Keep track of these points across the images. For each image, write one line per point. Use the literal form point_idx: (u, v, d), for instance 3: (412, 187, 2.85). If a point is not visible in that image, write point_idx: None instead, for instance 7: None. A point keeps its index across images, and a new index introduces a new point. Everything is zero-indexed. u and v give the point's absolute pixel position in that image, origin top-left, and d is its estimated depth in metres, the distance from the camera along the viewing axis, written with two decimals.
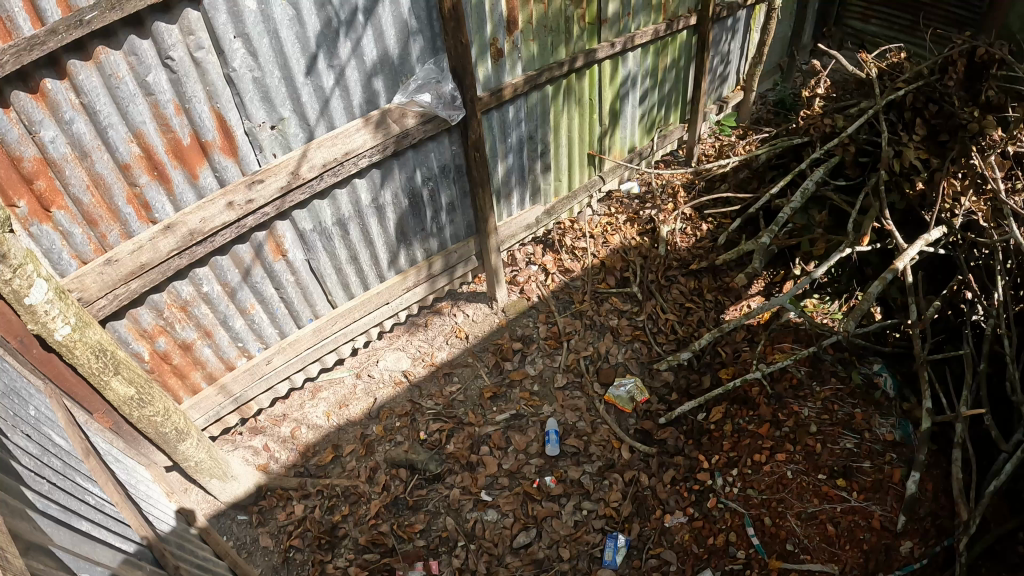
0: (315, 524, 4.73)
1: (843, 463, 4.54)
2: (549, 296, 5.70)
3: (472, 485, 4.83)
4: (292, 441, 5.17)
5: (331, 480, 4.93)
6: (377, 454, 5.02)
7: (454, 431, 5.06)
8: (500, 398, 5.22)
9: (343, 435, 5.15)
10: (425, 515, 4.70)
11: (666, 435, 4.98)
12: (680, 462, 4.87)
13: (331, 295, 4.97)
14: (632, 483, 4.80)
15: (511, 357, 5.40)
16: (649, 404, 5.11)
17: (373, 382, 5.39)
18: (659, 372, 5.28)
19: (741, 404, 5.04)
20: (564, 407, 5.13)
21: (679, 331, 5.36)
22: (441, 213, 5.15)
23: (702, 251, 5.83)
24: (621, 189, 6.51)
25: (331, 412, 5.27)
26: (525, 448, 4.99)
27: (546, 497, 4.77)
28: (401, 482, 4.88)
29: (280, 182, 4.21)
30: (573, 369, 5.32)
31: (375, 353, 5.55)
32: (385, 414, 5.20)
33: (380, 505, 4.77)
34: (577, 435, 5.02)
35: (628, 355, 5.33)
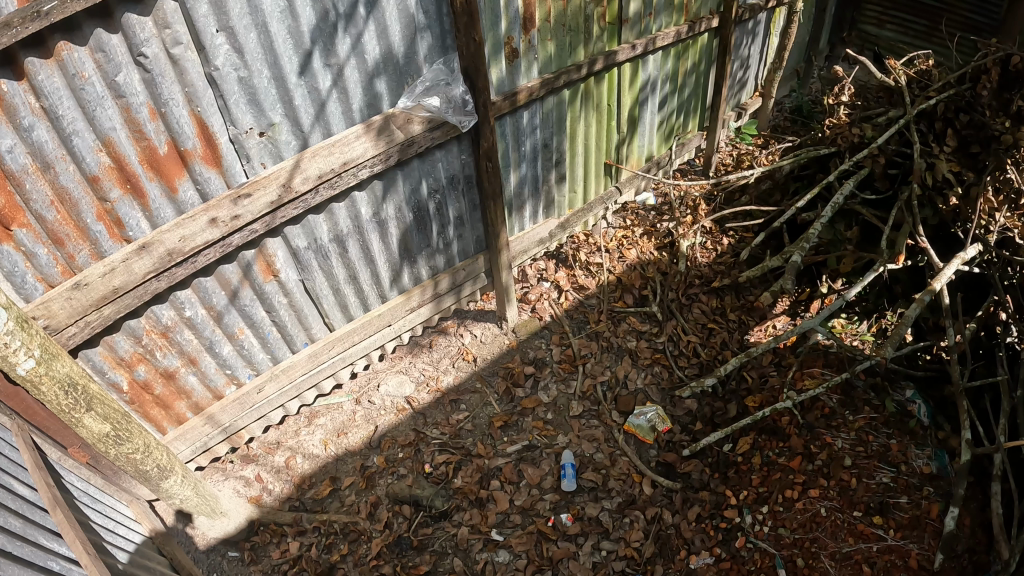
0: (311, 564, 4.36)
1: (880, 499, 4.18)
2: (562, 315, 5.34)
3: (480, 522, 4.47)
4: (287, 472, 4.77)
5: (328, 516, 4.54)
6: (378, 488, 4.64)
7: (461, 464, 4.70)
8: (512, 427, 4.85)
9: (341, 467, 4.76)
10: (431, 556, 4.33)
11: (691, 469, 4.64)
12: (706, 498, 4.51)
13: (327, 317, 4.56)
14: (655, 520, 4.44)
15: (522, 383, 5.03)
16: (672, 435, 4.75)
17: (374, 408, 4.99)
18: (681, 400, 4.89)
19: (771, 435, 4.68)
20: (583, 438, 4.77)
21: (703, 355, 4.95)
22: (449, 227, 4.73)
23: (724, 266, 5.45)
24: (637, 201, 6.14)
25: (329, 441, 4.87)
26: (539, 483, 4.63)
27: (562, 536, 4.40)
28: (405, 520, 4.50)
29: (271, 197, 3.85)
30: (590, 396, 4.95)
31: (375, 376, 5.15)
32: (386, 444, 4.81)
33: (382, 545, 4.39)
34: (595, 468, 4.66)
35: (648, 380, 4.95)
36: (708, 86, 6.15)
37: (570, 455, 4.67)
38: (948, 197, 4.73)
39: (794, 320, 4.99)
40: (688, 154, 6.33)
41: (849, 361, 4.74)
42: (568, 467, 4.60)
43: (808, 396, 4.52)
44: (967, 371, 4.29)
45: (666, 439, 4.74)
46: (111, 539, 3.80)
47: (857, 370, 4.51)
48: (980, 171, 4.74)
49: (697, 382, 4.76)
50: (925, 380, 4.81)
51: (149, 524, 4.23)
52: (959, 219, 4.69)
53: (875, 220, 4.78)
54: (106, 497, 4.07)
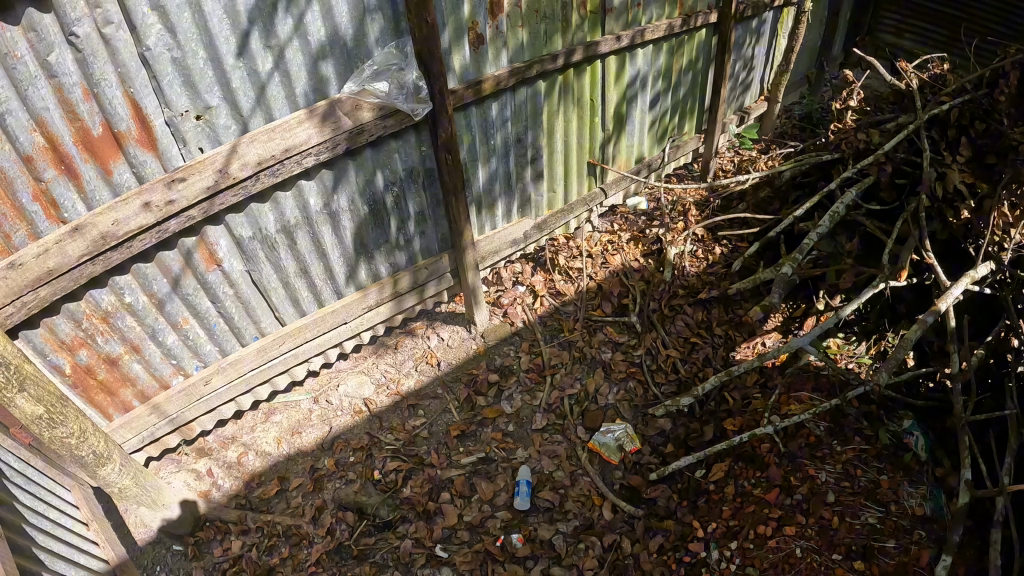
0: (251, 565, 4.13)
1: (863, 542, 3.74)
2: (536, 321, 5.14)
3: (426, 534, 4.19)
4: (237, 468, 4.58)
5: (273, 517, 4.31)
6: (325, 492, 4.42)
7: (412, 473, 4.46)
8: (469, 437, 4.62)
9: (292, 466, 4.56)
10: (370, 568, 4.07)
11: (659, 493, 4.26)
12: (671, 527, 4.11)
13: (277, 311, 4.46)
14: (613, 548, 4.06)
15: (487, 391, 4.82)
16: (634, 457, 4.40)
17: (331, 409, 4.83)
18: (656, 419, 4.56)
19: (747, 463, 4.29)
20: (543, 454, 4.49)
21: (682, 370, 4.66)
22: (409, 223, 4.68)
23: (714, 277, 5.15)
24: (627, 204, 5.98)
25: (282, 439, 4.69)
26: (491, 499, 4.33)
27: (510, 559, 4.08)
28: (348, 527, 4.26)
29: (207, 182, 3.64)
30: (555, 409, 4.69)
31: (336, 375, 5.00)
32: (339, 447, 4.61)
33: (322, 551, 4.15)
34: (553, 487, 4.35)
35: (620, 396, 4.67)
36: (706, 85, 6.02)
37: (526, 471, 4.37)
38: (960, 210, 4.35)
39: (786, 338, 4.74)
40: (684, 158, 6.23)
41: (840, 386, 4.40)
42: (521, 484, 4.29)
43: (791, 423, 4.11)
44: (972, 402, 3.96)
45: (631, 460, 4.40)
46: (42, 523, 3.58)
47: (849, 397, 4.05)
48: (995, 183, 4.27)
49: (671, 398, 4.52)
50: (925, 411, 4.42)
51: (88, 511, 4.00)
52: (971, 235, 4.27)
53: (876, 233, 4.43)
54: (47, 479, 3.87)
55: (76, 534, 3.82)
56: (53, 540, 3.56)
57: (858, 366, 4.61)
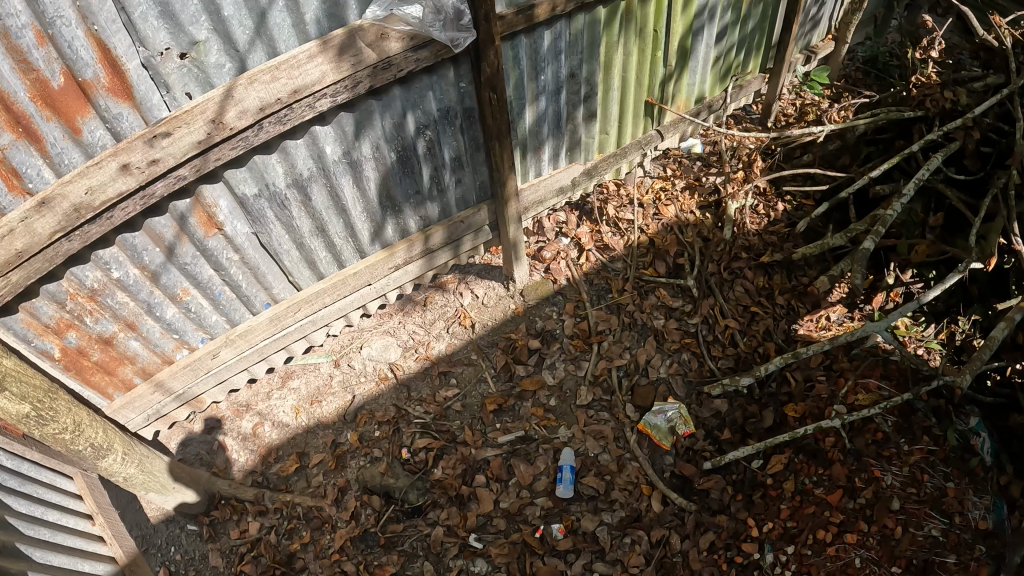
0: (268, 549, 3.87)
1: (924, 557, 3.47)
2: (581, 280, 4.64)
3: (458, 521, 3.91)
4: (253, 441, 4.24)
5: (291, 497, 4.00)
6: (348, 471, 4.09)
7: (443, 452, 4.11)
8: (507, 412, 4.24)
9: (312, 440, 4.23)
10: (398, 557, 3.82)
11: (715, 481, 3.95)
12: (723, 524, 3.82)
13: (292, 276, 3.91)
14: (662, 544, 3.81)
15: (525, 361, 4.39)
16: (683, 442, 4.07)
17: (354, 374, 4.44)
18: (711, 399, 4.19)
19: (810, 458, 3.93)
20: (589, 433, 4.13)
21: (741, 345, 4.26)
22: (443, 170, 4.05)
23: (776, 239, 4.67)
24: (682, 147, 5.36)
25: (300, 409, 4.34)
26: (530, 484, 4.02)
27: (550, 552, 3.83)
28: (373, 512, 3.95)
29: (197, 136, 2.98)
30: (601, 382, 4.29)
31: (360, 335, 4.58)
32: (363, 420, 4.24)
33: (346, 538, 3.87)
34: (598, 473, 4.03)
35: (673, 369, 4.27)
36: (778, 17, 5.18)
37: (568, 454, 4.05)
38: None
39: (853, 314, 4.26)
40: (744, 100, 5.51)
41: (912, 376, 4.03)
42: (565, 472, 3.97)
43: (859, 417, 3.75)
44: None
45: (682, 445, 4.07)
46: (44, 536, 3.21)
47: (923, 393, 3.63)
48: None
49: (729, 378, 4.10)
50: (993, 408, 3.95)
51: (93, 501, 3.57)
52: None
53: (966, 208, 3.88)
54: (44, 471, 3.38)
55: (78, 535, 3.44)
56: (55, 554, 3.20)
57: (928, 353, 4.13)
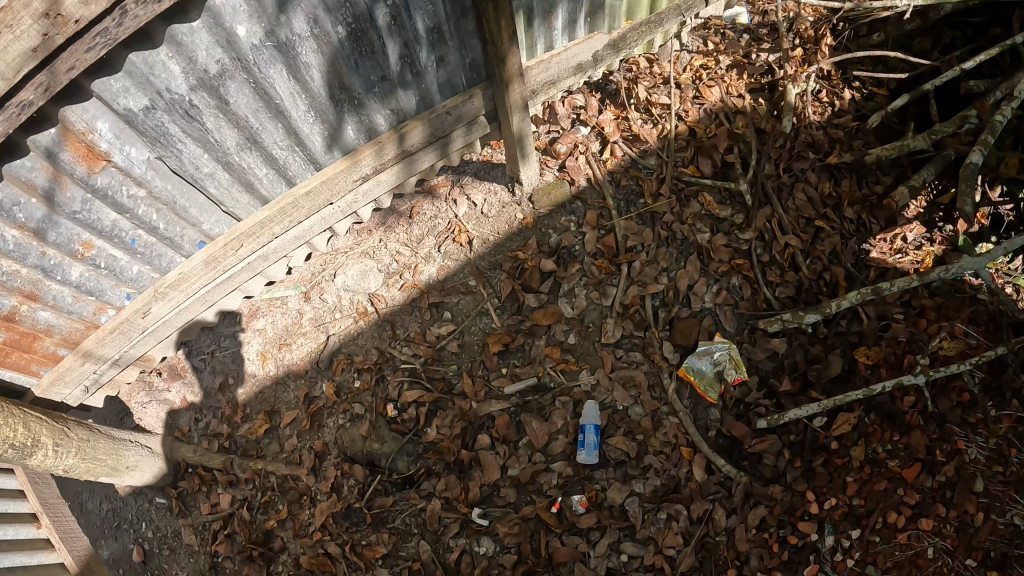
0: (242, 528, 3.63)
1: (1006, 551, 2.95)
2: (604, 181, 3.66)
3: (459, 494, 3.29)
4: (217, 397, 3.99)
5: (264, 466, 3.68)
6: (325, 432, 3.63)
7: (438, 406, 3.41)
8: (515, 351, 3.44)
9: (281, 394, 3.89)
10: (388, 536, 3.31)
11: (769, 442, 3.29)
12: (777, 498, 3.21)
13: (224, 205, 2.95)
14: (705, 521, 3.16)
15: (536, 288, 3.51)
16: (732, 393, 3.35)
17: (327, 309, 3.84)
18: (767, 337, 3.43)
19: (885, 420, 3.26)
20: (618, 381, 3.34)
21: (802, 270, 3.49)
22: (417, 46, 2.97)
23: (844, 133, 3.78)
24: (726, 17, 4.35)
25: (267, 355, 3.96)
26: (545, 445, 3.30)
27: (569, 530, 3.19)
28: (358, 483, 3.45)
29: (30, 42, 1.82)
30: (632, 312, 3.44)
31: (334, 260, 3.83)
32: (340, 367, 3.64)
33: (327, 515, 3.39)
34: (628, 432, 3.29)
35: (720, 296, 3.47)
36: None
37: (592, 408, 3.27)
38: None
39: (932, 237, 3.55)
40: None
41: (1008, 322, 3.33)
42: (589, 433, 3.20)
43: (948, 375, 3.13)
44: None
45: (732, 396, 3.35)
46: None
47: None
48: None
49: (790, 315, 3.34)
50: None
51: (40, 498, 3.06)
52: None
53: None
54: None
55: (17, 547, 2.96)
56: None
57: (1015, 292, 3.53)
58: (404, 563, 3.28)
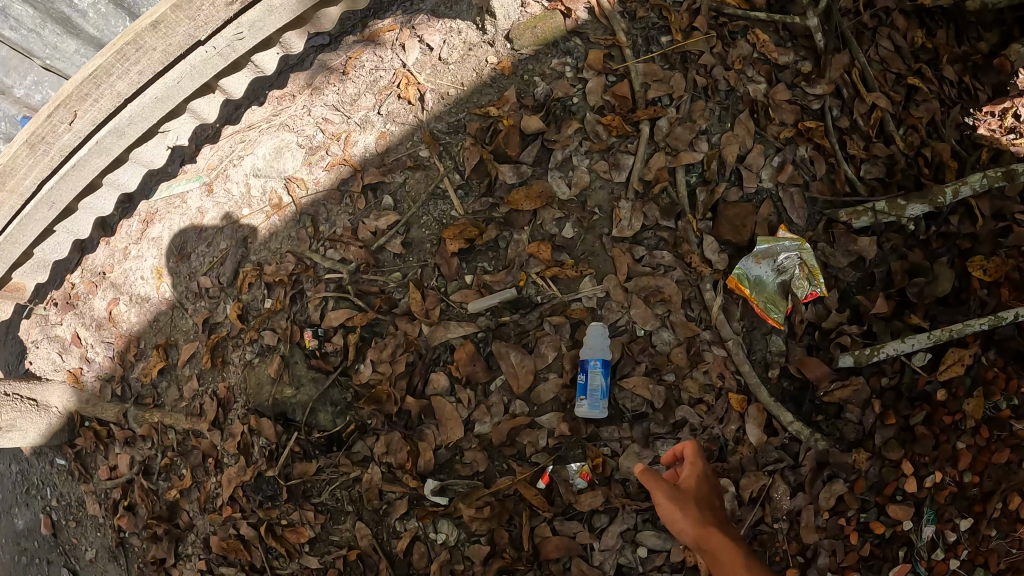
0: (144, 499, 2.78)
1: None
2: (614, 10, 2.50)
3: (405, 461, 2.31)
4: (110, 329, 2.95)
5: (160, 418, 2.76)
6: (231, 371, 2.66)
7: (375, 329, 2.37)
8: (485, 249, 2.38)
9: (179, 322, 2.85)
10: (315, 516, 2.41)
11: (856, 389, 2.35)
12: (861, 471, 2.31)
13: (37, 57, 2.36)
14: (761, 502, 2.30)
15: (516, 159, 2.40)
16: (804, 315, 2.35)
17: (234, 202, 2.71)
18: (852, 235, 2.42)
19: (1012, 363, 2.32)
20: (636, 295, 2.30)
21: (896, 144, 2.49)
22: None
23: None
24: None
25: (163, 270, 2.91)
26: (529, 389, 2.30)
27: (562, 511, 2.27)
28: (267, 443, 2.45)
29: None
30: (655, 192, 2.36)
31: (248, 136, 2.80)
32: (246, 282, 2.57)
33: (234, 484, 2.53)
34: (650, 369, 2.30)
35: (782, 175, 2.44)
36: None
37: (600, 335, 2.25)
38: None
39: None
40: None
41: None
42: (596, 372, 2.19)
43: None
44: None
45: (802, 319, 2.35)
46: None
47: None
48: None
49: (885, 205, 2.40)
50: None
51: None
52: None
53: None
54: None
55: None
56: None
57: None
58: (336, 548, 2.41)
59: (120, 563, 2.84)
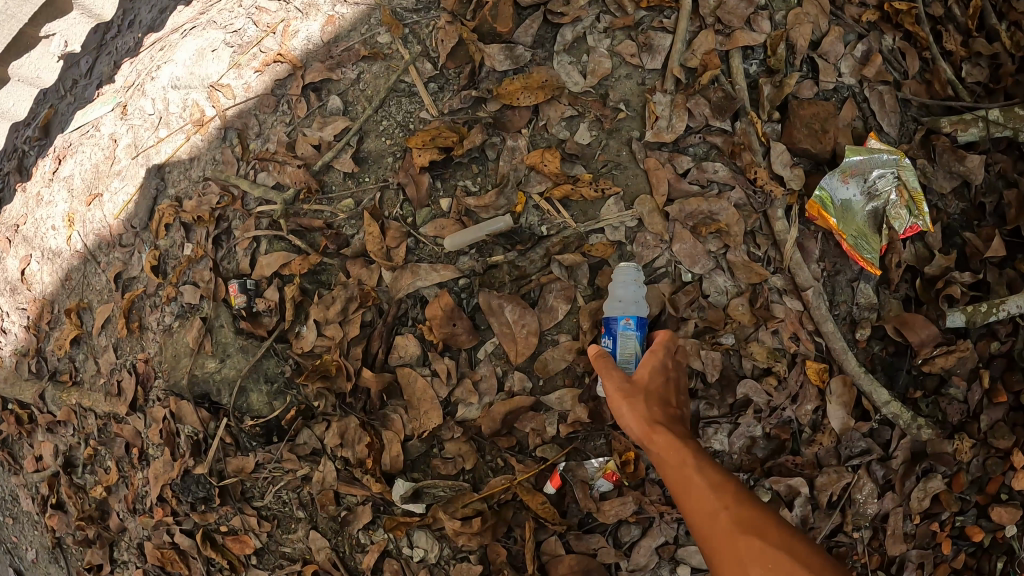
0: (72, 497, 2.15)
1: None
2: None
3: (364, 457, 1.72)
4: (24, 292, 2.23)
5: (78, 399, 2.10)
6: (150, 338, 1.98)
7: (323, 272, 1.80)
8: (468, 166, 1.77)
9: (91, 278, 2.11)
10: (266, 523, 1.84)
11: (962, 357, 1.77)
12: (968, 462, 1.79)
13: None
14: (842, 507, 1.76)
15: (509, 39, 1.75)
16: (901, 256, 1.76)
17: (149, 121, 2.04)
18: (959, 151, 1.81)
19: None
20: (682, 223, 1.71)
21: (1001, 40, 1.86)
22: None
23: None
24: None
25: (75, 217, 2.15)
26: (535, 357, 1.71)
27: (579, 521, 1.69)
28: (195, 432, 1.86)
29: None
30: (699, 88, 1.73)
31: (167, 39, 2.14)
32: (163, 223, 1.95)
33: (165, 484, 1.93)
34: (700, 329, 1.72)
35: (866, 66, 1.82)
36: None
37: (636, 285, 1.60)
38: None
39: None
40: None
41: None
42: (627, 335, 1.53)
43: None
44: None
45: (899, 261, 1.76)
46: None
47: None
48: None
49: (999, 113, 1.81)
50: None
51: None
52: None
53: None
54: None
55: None
56: None
57: None
58: (287, 563, 1.85)
59: (61, 566, 2.26)
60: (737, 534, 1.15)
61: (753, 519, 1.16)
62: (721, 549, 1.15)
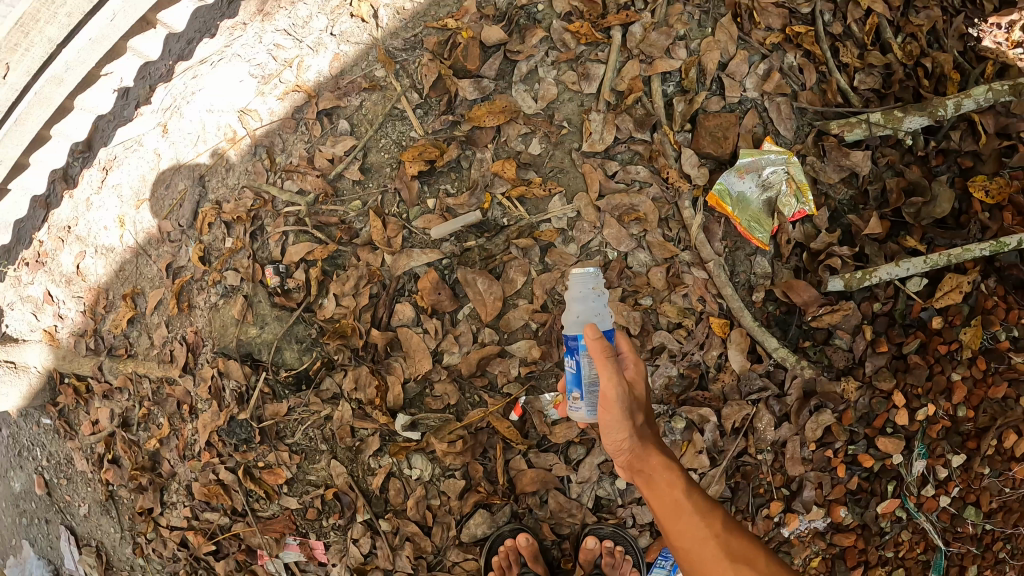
0: (128, 451, 2.59)
1: None
2: None
3: (374, 396, 2.25)
4: (78, 283, 2.64)
5: (134, 369, 2.56)
6: (198, 314, 2.46)
7: (338, 259, 2.29)
8: (448, 172, 2.26)
9: (143, 268, 2.57)
10: (293, 455, 2.35)
11: (845, 315, 2.27)
12: (852, 399, 2.30)
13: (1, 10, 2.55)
14: (744, 432, 2.29)
15: (476, 73, 2.24)
16: (789, 235, 2.25)
17: (189, 139, 2.48)
18: (844, 148, 2.26)
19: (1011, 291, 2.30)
20: (610, 213, 2.22)
21: (892, 52, 2.30)
22: None
23: None
24: None
25: (127, 219, 2.56)
26: (501, 317, 2.24)
27: (535, 441, 2.25)
28: (237, 387, 2.36)
29: None
30: (627, 108, 2.23)
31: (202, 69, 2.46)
32: (206, 222, 2.42)
33: (212, 430, 2.41)
34: (627, 294, 2.24)
35: (768, 81, 2.27)
36: None
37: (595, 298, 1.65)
38: None
39: None
40: None
41: None
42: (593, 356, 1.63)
43: None
44: None
45: (789, 239, 2.26)
46: None
47: None
48: None
49: (880, 117, 2.25)
50: None
51: None
52: None
53: None
54: None
55: None
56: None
57: None
58: (312, 488, 2.36)
59: (113, 515, 2.66)
60: (726, 561, 1.62)
61: (737, 547, 1.65)
62: (710, 566, 1.63)
